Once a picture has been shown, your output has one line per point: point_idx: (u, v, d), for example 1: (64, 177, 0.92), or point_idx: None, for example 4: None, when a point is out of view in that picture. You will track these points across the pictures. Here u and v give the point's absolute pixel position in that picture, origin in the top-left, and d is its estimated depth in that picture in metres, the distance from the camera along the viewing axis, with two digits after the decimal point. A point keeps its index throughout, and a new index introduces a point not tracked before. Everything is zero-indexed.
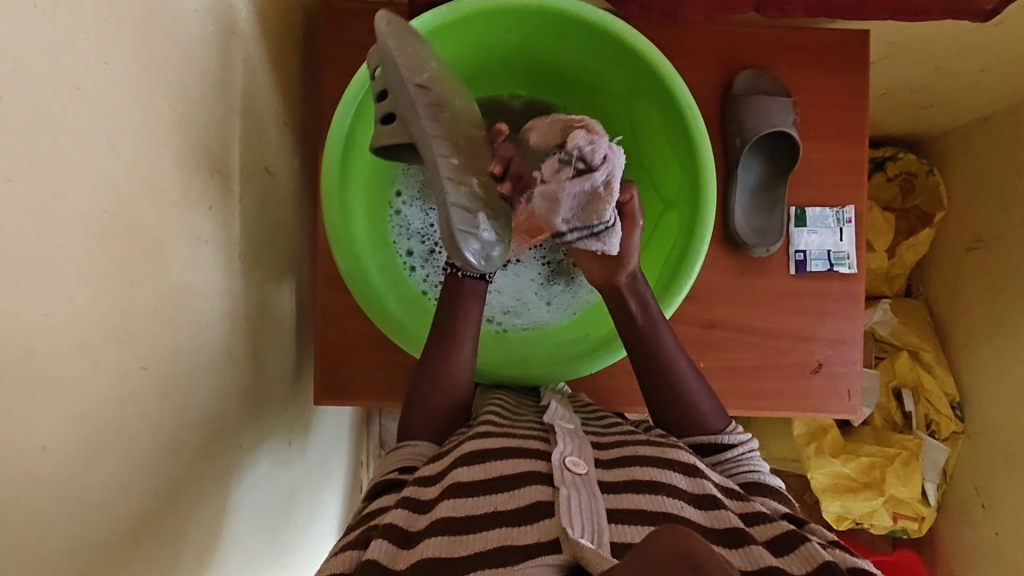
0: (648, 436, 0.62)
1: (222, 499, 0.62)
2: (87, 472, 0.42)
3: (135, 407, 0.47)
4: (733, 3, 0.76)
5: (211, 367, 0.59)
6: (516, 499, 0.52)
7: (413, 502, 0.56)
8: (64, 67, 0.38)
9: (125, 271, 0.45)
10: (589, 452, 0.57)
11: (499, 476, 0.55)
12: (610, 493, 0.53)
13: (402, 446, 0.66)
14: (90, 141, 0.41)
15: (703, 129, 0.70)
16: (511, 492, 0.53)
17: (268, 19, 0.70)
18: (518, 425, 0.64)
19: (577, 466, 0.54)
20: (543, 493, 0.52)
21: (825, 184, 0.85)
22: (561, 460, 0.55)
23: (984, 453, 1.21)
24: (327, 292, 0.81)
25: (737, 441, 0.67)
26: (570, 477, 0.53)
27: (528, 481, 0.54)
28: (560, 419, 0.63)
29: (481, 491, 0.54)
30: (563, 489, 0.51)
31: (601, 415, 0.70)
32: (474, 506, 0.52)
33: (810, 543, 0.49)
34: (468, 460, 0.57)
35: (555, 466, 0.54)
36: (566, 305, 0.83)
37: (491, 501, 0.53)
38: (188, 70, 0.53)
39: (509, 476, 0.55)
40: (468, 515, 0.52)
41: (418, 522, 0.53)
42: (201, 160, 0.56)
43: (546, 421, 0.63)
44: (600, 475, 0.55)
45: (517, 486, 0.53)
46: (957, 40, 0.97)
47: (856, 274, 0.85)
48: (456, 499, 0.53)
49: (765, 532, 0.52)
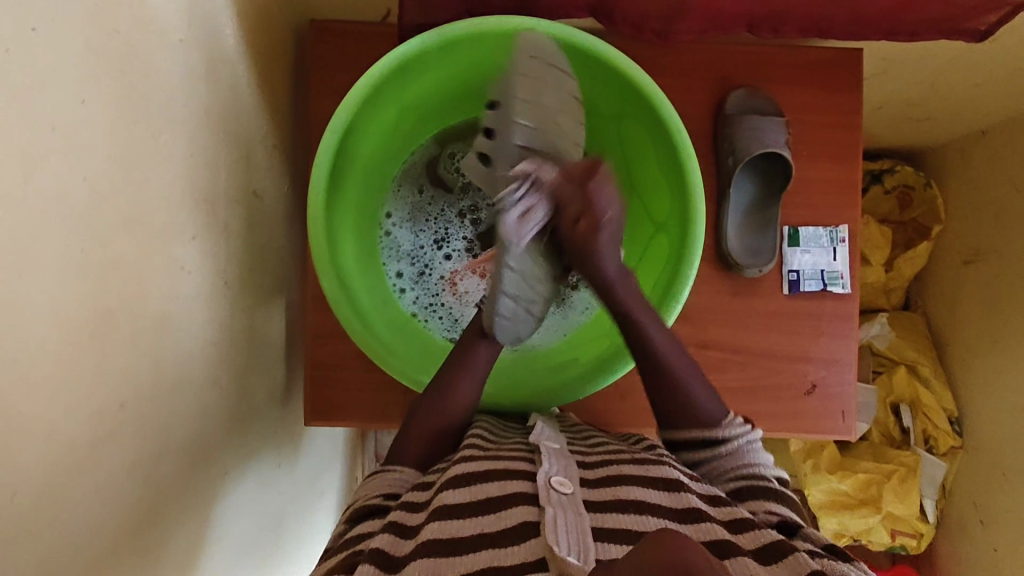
0: (633, 453, 0.62)
1: (204, 529, 0.61)
2: (60, 513, 0.42)
3: (114, 443, 0.47)
4: (724, 23, 0.75)
5: (195, 395, 0.59)
6: (500, 522, 0.51)
7: (399, 526, 0.54)
8: (39, 108, 0.38)
9: (101, 306, 0.45)
10: (575, 471, 0.56)
11: (483, 498, 0.54)
12: (595, 512, 0.51)
13: (382, 472, 0.64)
14: (69, 177, 0.41)
15: (690, 152, 0.70)
16: (497, 513, 0.52)
17: (257, 42, 0.70)
18: (504, 447, 0.62)
19: (563, 486, 0.53)
20: (528, 514, 0.51)
21: (818, 203, 0.85)
22: (547, 479, 0.54)
23: (981, 467, 1.21)
24: (317, 313, 0.81)
25: (736, 434, 0.65)
26: (556, 497, 0.52)
27: (513, 502, 0.53)
28: (547, 439, 0.62)
29: (467, 513, 0.53)
30: (549, 510, 0.50)
31: (588, 435, 0.68)
32: (459, 529, 0.51)
33: (800, 554, 0.48)
34: (454, 483, 0.56)
35: (540, 485, 0.53)
36: (556, 326, 0.84)
37: (476, 523, 0.52)
38: (170, 99, 0.52)
39: (494, 498, 0.54)
40: (452, 536, 0.50)
41: (403, 547, 0.52)
42: (185, 189, 0.55)
43: (532, 441, 0.62)
44: (586, 494, 0.53)
45: (503, 508, 0.52)
46: (951, 55, 0.96)
47: (850, 294, 0.85)
48: (441, 521, 0.52)
49: (752, 542, 0.51)
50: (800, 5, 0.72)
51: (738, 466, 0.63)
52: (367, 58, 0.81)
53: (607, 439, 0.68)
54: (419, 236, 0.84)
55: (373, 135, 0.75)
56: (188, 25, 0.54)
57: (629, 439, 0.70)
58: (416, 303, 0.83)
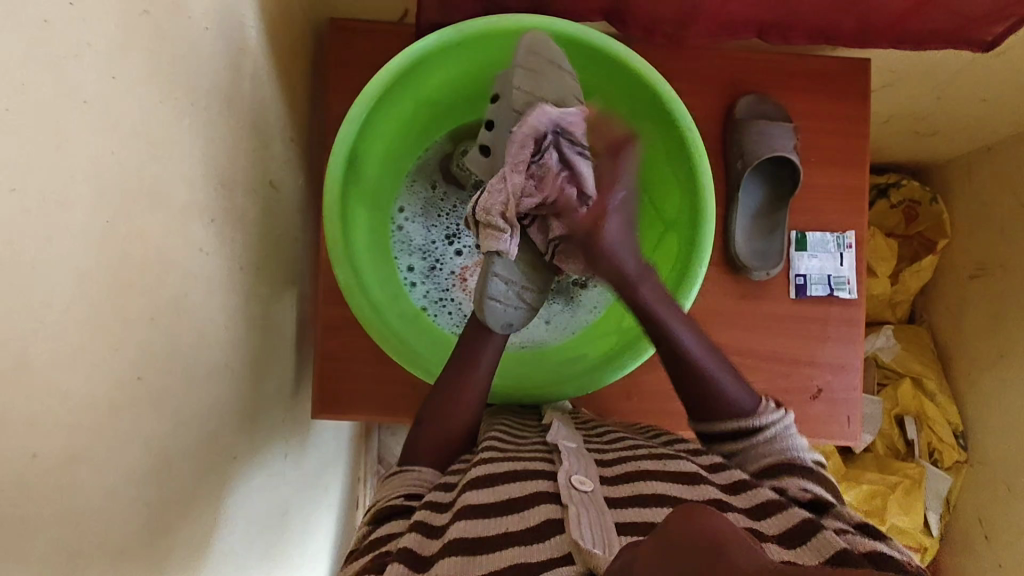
0: (649, 449, 0.61)
1: (213, 513, 0.61)
2: (77, 480, 0.42)
3: (129, 416, 0.47)
4: (735, 28, 0.77)
5: (208, 378, 0.59)
6: (525, 521, 0.50)
7: (425, 527, 0.53)
8: (72, 81, 0.39)
9: (121, 279, 0.45)
10: (594, 470, 0.56)
11: (508, 498, 0.53)
12: (616, 509, 0.50)
13: (404, 470, 0.63)
14: (97, 152, 0.42)
15: (702, 151, 0.71)
16: (520, 513, 0.51)
17: (278, 36, 0.71)
18: (522, 447, 0.62)
19: (584, 484, 0.52)
20: (550, 513, 0.50)
21: (826, 209, 0.86)
22: (568, 478, 0.53)
23: (986, 483, 1.20)
24: (328, 306, 0.82)
25: (770, 421, 0.62)
26: (578, 495, 0.51)
27: (536, 502, 0.52)
28: (564, 438, 0.62)
29: (493, 512, 0.51)
30: (572, 507, 0.49)
31: (602, 431, 0.68)
32: (486, 528, 0.50)
33: (829, 534, 0.48)
34: (478, 484, 0.55)
35: (562, 484, 0.52)
36: (565, 324, 0.84)
37: (502, 522, 0.50)
38: (195, 83, 0.54)
39: (516, 498, 0.53)
40: (479, 536, 0.49)
41: (430, 547, 0.51)
42: (205, 172, 0.56)
43: (550, 440, 0.62)
44: (606, 491, 0.53)
45: (526, 508, 0.51)
46: (958, 70, 0.97)
47: (857, 299, 0.85)
48: (468, 521, 0.51)
49: (778, 525, 0.50)
50: (810, 12, 0.74)
51: (776, 450, 0.61)
52: (384, 55, 0.82)
53: (622, 434, 0.67)
54: (431, 232, 0.85)
55: (389, 129, 0.76)
56: (214, 12, 0.55)
57: (641, 433, 0.70)
58: (426, 296, 0.84)
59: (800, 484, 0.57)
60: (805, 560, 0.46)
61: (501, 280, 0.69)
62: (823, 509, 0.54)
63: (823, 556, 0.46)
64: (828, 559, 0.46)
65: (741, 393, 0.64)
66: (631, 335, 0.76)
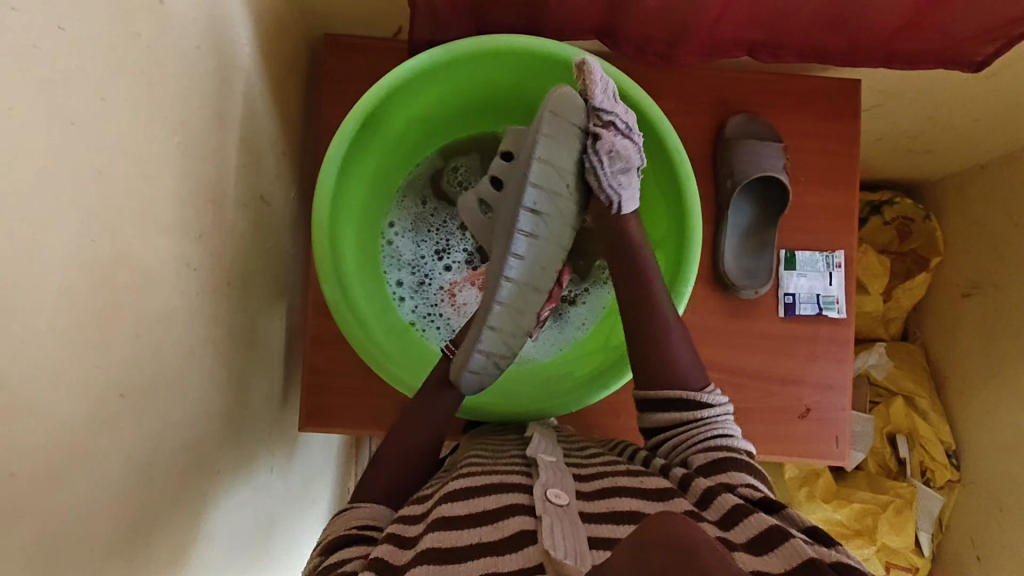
0: (628, 465, 0.61)
1: (193, 527, 0.61)
2: (55, 496, 0.42)
3: (110, 431, 0.47)
4: (726, 48, 0.78)
5: (193, 392, 0.59)
6: (499, 531, 0.50)
7: (399, 539, 0.53)
8: (61, 102, 0.40)
9: (107, 294, 0.46)
10: (570, 483, 0.56)
11: (482, 510, 0.53)
12: (590, 522, 0.50)
13: (351, 508, 0.62)
14: (86, 170, 0.42)
15: (689, 172, 0.72)
16: (494, 524, 0.51)
17: (271, 51, 0.72)
18: (500, 462, 0.62)
19: (558, 498, 0.52)
20: (524, 523, 0.50)
21: (815, 228, 0.86)
22: (543, 491, 0.53)
23: (978, 502, 1.20)
24: (317, 318, 0.82)
25: (714, 403, 0.64)
26: (552, 507, 0.51)
27: (511, 512, 0.52)
28: (543, 452, 0.62)
29: (466, 524, 0.51)
30: (545, 517, 0.49)
31: (584, 446, 0.68)
32: (458, 538, 0.50)
33: (795, 541, 0.47)
34: (453, 497, 0.55)
35: (536, 498, 0.52)
36: (552, 340, 0.84)
37: (475, 533, 0.50)
38: (187, 99, 0.54)
39: (492, 510, 0.53)
40: (452, 545, 0.49)
41: (402, 556, 0.51)
42: (194, 188, 0.57)
43: (528, 454, 0.62)
44: (581, 505, 0.53)
45: (501, 518, 0.51)
46: (950, 91, 0.98)
47: (846, 318, 0.85)
48: (439, 531, 0.51)
49: (746, 533, 0.50)
50: (800, 32, 0.75)
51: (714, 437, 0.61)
52: (377, 70, 0.83)
53: (603, 450, 0.68)
54: (420, 246, 0.86)
55: (379, 146, 0.77)
56: (206, 29, 0.56)
57: (620, 445, 0.70)
58: (415, 311, 0.85)
59: (748, 483, 0.57)
60: (774, 569, 0.46)
61: (483, 355, 0.66)
62: (768, 509, 0.53)
63: (789, 564, 0.45)
64: (798, 565, 0.45)
65: (693, 372, 0.66)
66: (616, 351, 0.76)
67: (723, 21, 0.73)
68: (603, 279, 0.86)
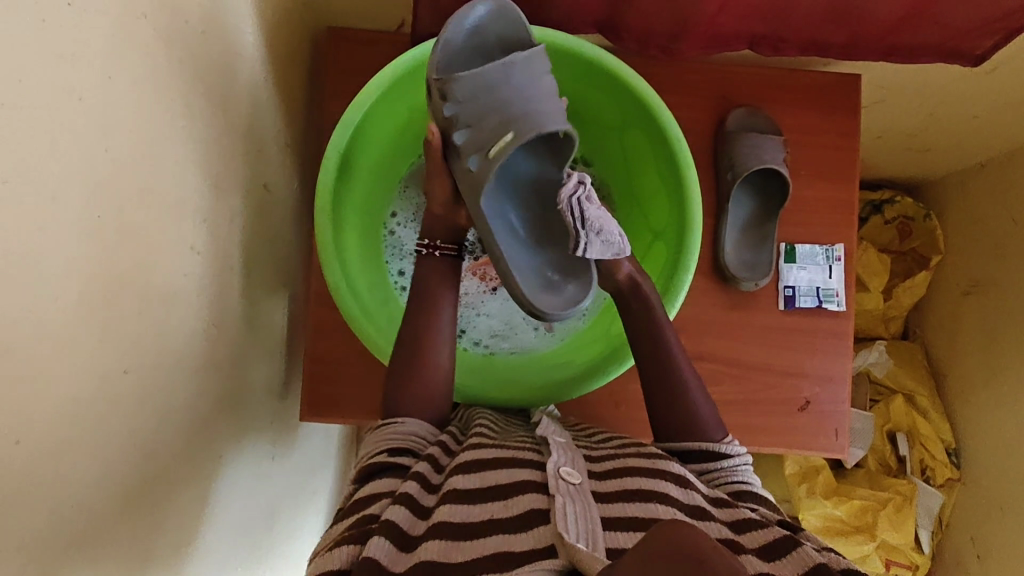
0: (639, 446, 0.62)
1: (195, 509, 0.61)
2: (57, 468, 0.42)
3: (112, 408, 0.47)
4: (726, 41, 0.78)
5: (195, 373, 0.59)
6: (511, 508, 0.50)
7: (413, 501, 0.53)
8: (69, 79, 0.40)
9: (111, 272, 0.46)
10: (582, 463, 0.56)
11: (494, 484, 0.53)
12: (602, 503, 0.51)
13: (392, 421, 0.63)
14: (91, 148, 0.43)
15: (690, 162, 0.72)
16: (506, 500, 0.51)
17: (276, 41, 0.73)
18: (509, 439, 0.62)
19: (572, 476, 0.53)
20: (536, 501, 0.50)
21: (815, 222, 0.86)
22: (556, 469, 0.53)
23: (978, 500, 1.20)
24: (319, 308, 0.83)
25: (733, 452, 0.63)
26: (565, 485, 0.51)
27: (523, 489, 0.52)
28: (553, 432, 0.62)
29: (477, 499, 0.52)
30: (558, 497, 0.49)
31: (593, 433, 0.69)
32: (470, 514, 0.50)
33: (804, 548, 0.48)
34: (466, 469, 0.55)
35: (549, 475, 0.53)
36: (553, 330, 0.84)
37: (487, 508, 0.51)
38: (192, 83, 0.55)
39: (503, 486, 0.53)
40: (465, 520, 0.50)
41: (417, 526, 0.50)
42: (199, 171, 0.57)
43: (539, 434, 0.62)
44: (593, 485, 0.53)
45: (511, 495, 0.52)
46: (950, 88, 0.99)
47: (845, 311, 0.86)
48: (452, 505, 0.51)
49: (755, 539, 0.50)
50: (800, 25, 0.75)
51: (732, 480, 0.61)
52: (380, 64, 0.84)
53: (612, 436, 0.68)
54: None
55: (381, 135, 0.77)
56: (212, 15, 0.56)
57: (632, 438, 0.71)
58: None
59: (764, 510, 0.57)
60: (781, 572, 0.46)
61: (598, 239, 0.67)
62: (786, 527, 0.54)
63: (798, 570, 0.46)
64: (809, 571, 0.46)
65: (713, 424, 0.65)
66: (615, 341, 0.77)
67: (723, 15, 0.74)
68: None
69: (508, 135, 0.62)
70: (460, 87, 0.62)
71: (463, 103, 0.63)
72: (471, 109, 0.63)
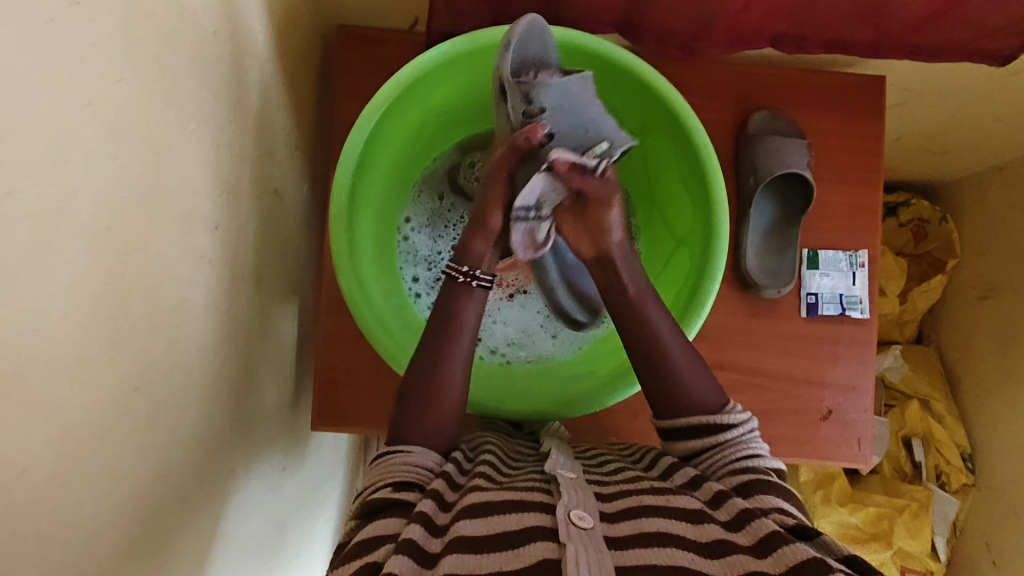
0: (651, 482, 0.58)
1: (206, 527, 0.59)
2: (68, 494, 0.40)
3: (123, 427, 0.46)
4: (749, 40, 0.76)
5: (206, 387, 0.57)
6: (520, 558, 0.46)
7: (418, 551, 0.48)
8: (78, 85, 0.38)
9: (121, 289, 0.44)
10: (592, 505, 0.53)
11: (503, 531, 0.49)
12: (616, 549, 0.48)
13: (398, 451, 0.61)
14: (96, 156, 0.40)
15: (716, 166, 0.70)
16: (515, 548, 0.48)
17: (287, 42, 0.71)
18: (517, 479, 0.59)
19: (583, 520, 0.50)
20: (547, 549, 0.47)
21: (838, 227, 0.84)
22: (566, 513, 0.50)
23: (995, 507, 1.18)
24: (330, 316, 0.81)
25: (736, 422, 0.62)
26: (576, 533, 0.48)
27: (533, 536, 0.48)
28: (561, 467, 0.59)
29: (485, 547, 0.48)
30: (570, 547, 0.46)
31: (605, 461, 0.65)
32: (478, 564, 0.46)
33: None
34: (472, 511, 0.52)
35: (559, 520, 0.49)
36: (570, 338, 0.83)
37: (494, 560, 0.47)
38: (202, 85, 0.52)
39: (511, 531, 0.49)
40: (471, 574, 0.46)
41: None
42: (209, 177, 0.55)
43: (546, 471, 0.59)
44: (606, 530, 0.50)
45: (521, 542, 0.48)
46: (974, 88, 0.96)
47: (868, 319, 0.84)
48: (459, 555, 0.47)
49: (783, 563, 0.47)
50: (826, 24, 0.73)
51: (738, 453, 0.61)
52: (393, 64, 0.82)
53: (626, 463, 0.65)
54: (437, 242, 0.84)
55: (397, 138, 0.76)
56: (223, 16, 0.54)
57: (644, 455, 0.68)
58: (429, 308, 0.82)
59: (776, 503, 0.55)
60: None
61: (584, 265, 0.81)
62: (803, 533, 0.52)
63: None
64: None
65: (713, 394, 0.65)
66: None
67: (748, 13, 0.72)
68: None
69: (600, 146, 0.65)
70: (547, 92, 0.65)
71: (553, 112, 0.65)
72: (561, 119, 0.65)
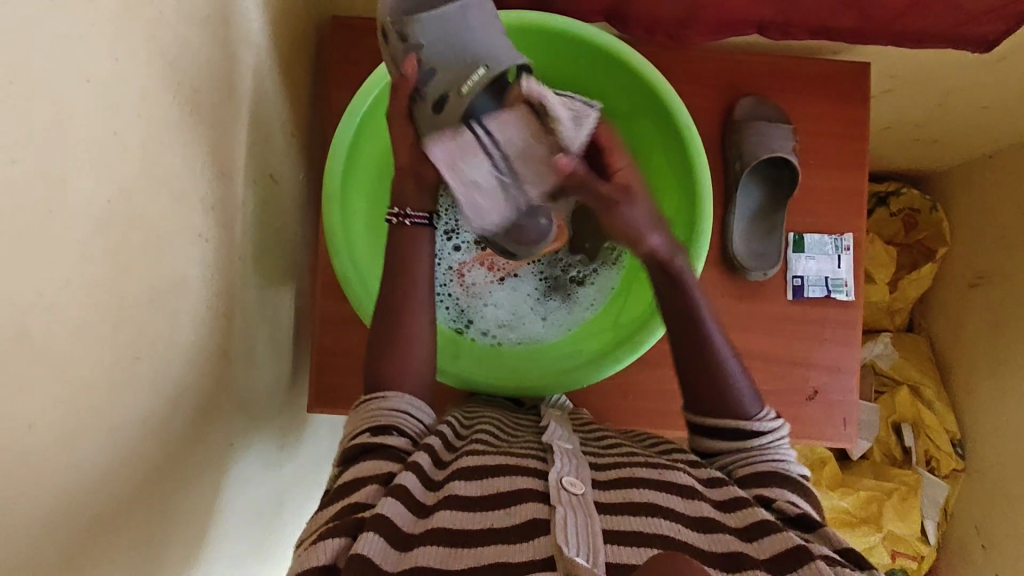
0: (647, 457, 0.60)
1: (204, 499, 0.61)
2: (71, 454, 0.42)
3: (123, 394, 0.47)
4: (735, 27, 0.77)
5: (203, 362, 0.59)
6: (511, 517, 0.49)
7: (409, 501, 0.51)
8: (78, 59, 0.40)
9: (120, 261, 0.46)
10: (587, 472, 0.54)
11: (497, 492, 0.52)
12: (606, 514, 0.49)
13: (376, 396, 0.62)
14: (96, 129, 0.42)
15: (701, 149, 0.72)
16: (506, 509, 0.50)
17: (282, 30, 0.72)
18: (515, 446, 0.61)
19: (574, 486, 0.51)
20: (538, 510, 0.49)
21: (824, 212, 0.86)
22: (558, 478, 0.52)
23: (984, 491, 1.19)
24: (325, 299, 0.82)
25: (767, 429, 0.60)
26: (567, 496, 0.49)
27: (524, 498, 0.50)
28: (559, 438, 0.61)
29: (479, 507, 0.50)
30: (560, 508, 0.48)
31: (600, 437, 0.67)
32: (471, 522, 0.49)
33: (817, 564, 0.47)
34: (466, 474, 0.54)
35: (551, 484, 0.51)
36: (560, 321, 0.85)
37: (487, 517, 0.49)
38: (198, 67, 0.54)
39: (504, 494, 0.51)
40: (459, 528, 0.48)
41: (412, 526, 0.49)
42: (205, 156, 0.57)
43: (544, 441, 0.61)
44: (598, 495, 0.51)
45: (513, 504, 0.50)
46: (960, 76, 0.98)
47: (854, 301, 0.85)
48: (452, 511, 0.50)
49: (771, 547, 0.49)
50: (810, 11, 0.75)
51: (767, 460, 0.59)
52: None
53: (621, 441, 0.66)
54: None
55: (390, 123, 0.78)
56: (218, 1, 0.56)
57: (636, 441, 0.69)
58: None
59: (787, 497, 0.56)
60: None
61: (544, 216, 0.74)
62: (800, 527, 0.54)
63: None
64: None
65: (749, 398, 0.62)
66: (624, 331, 0.77)
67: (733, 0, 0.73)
68: (611, 259, 0.85)
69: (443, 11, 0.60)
70: None
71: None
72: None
